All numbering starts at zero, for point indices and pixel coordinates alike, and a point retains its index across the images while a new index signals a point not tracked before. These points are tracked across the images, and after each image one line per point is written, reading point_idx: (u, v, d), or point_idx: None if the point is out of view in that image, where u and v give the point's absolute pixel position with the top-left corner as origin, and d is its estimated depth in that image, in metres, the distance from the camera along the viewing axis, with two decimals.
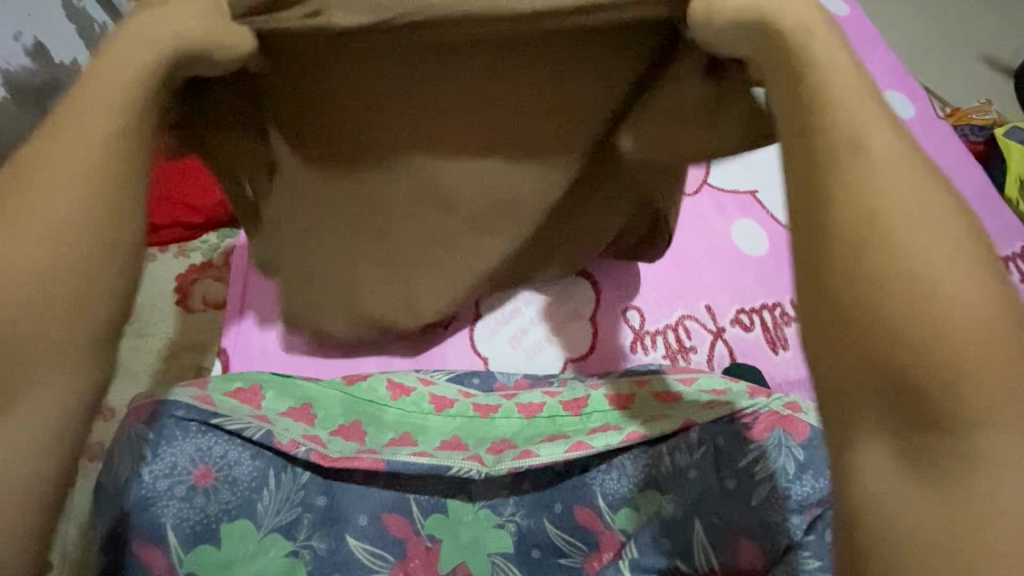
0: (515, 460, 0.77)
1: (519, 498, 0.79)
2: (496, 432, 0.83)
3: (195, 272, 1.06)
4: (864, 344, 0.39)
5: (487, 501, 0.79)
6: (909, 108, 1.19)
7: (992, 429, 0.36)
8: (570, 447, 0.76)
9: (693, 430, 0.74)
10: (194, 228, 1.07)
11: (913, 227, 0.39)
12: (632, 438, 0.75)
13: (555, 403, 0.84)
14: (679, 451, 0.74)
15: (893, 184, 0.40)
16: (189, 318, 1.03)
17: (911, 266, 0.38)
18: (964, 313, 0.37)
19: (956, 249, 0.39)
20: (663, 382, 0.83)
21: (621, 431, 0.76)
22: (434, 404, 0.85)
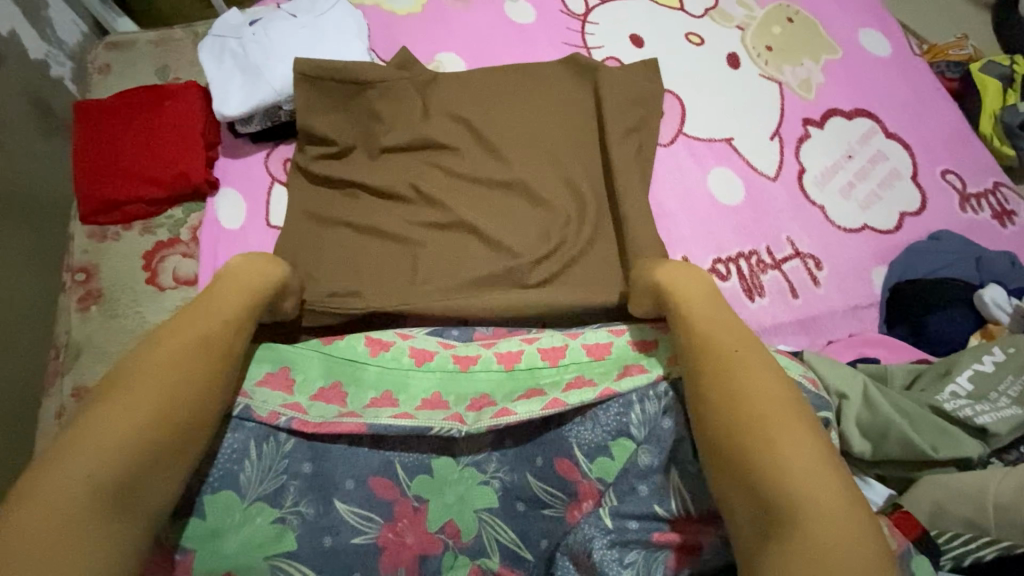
0: (493, 417, 0.78)
1: (502, 454, 0.80)
2: (475, 386, 0.83)
3: (163, 248, 1.03)
4: (752, 511, 0.55)
5: (471, 460, 0.80)
6: (884, 47, 1.17)
7: (824, 512, 0.52)
8: (546, 405, 0.77)
9: (660, 381, 0.78)
10: (158, 203, 1.04)
11: (773, 441, 0.56)
12: (605, 395, 0.77)
13: (533, 352, 0.84)
14: (650, 401, 0.77)
15: (758, 429, 0.57)
16: (161, 296, 1.00)
17: (768, 450, 0.56)
18: (793, 451, 0.55)
19: (798, 441, 0.56)
20: (639, 331, 0.84)
21: (595, 388, 0.78)
22: (414, 358, 0.85)
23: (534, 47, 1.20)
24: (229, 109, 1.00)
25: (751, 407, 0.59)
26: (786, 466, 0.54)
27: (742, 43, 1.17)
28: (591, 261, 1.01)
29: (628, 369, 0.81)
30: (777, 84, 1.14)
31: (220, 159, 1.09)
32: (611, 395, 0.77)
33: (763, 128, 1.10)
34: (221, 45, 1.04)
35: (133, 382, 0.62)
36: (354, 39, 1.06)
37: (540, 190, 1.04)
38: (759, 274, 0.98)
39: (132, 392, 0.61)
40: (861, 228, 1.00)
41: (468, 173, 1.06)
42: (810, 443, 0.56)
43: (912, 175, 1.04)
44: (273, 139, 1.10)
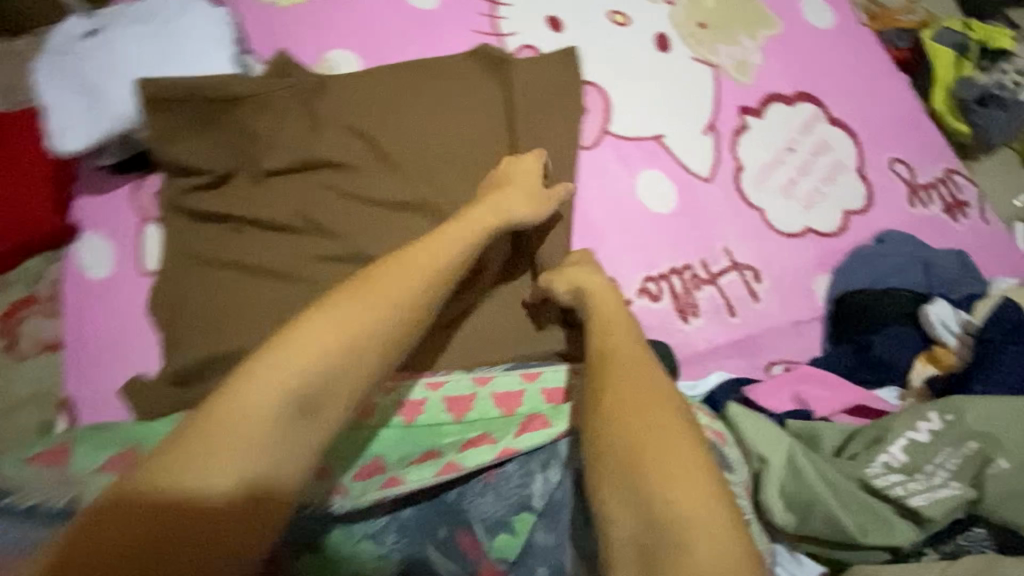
0: (381, 488, 0.67)
1: (400, 523, 0.68)
2: (368, 446, 0.71)
3: (22, 308, 0.91)
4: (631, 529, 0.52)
5: (366, 534, 0.68)
6: (828, 17, 1.05)
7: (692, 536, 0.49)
8: (440, 470, 0.67)
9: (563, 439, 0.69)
10: (10, 257, 0.91)
11: (651, 458, 0.54)
12: (505, 454, 0.68)
13: (438, 400, 0.73)
14: (551, 467, 0.69)
15: (639, 445, 0.56)
16: (22, 366, 0.88)
17: (645, 468, 0.54)
18: (669, 467, 0.53)
19: (679, 456, 0.54)
20: (552, 377, 0.74)
21: (494, 445, 0.68)
22: None
23: (439, 38, 1.05)
24: (69, 141, 0.86)
25: (636, 421, 0.58)
26: (681, 530, 0.50)
27: (671, 21, 1.04)
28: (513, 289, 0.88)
29: (530, 421, 0.70)
30: (710, 67, 1.01)
31: (78, 198, 0.94)
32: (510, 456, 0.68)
33: (695, 120, 0.99)
34: (57, 64, 0.89)
35: (239, 401, 0.56)
36: (214, 48, 0.91)
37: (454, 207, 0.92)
38: (693, 292, 0.89)
39: (181, 478, 0.52)
40: (803, 232, 0.91)
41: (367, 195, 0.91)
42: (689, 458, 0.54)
43: (858, 167, 0.94)
44: (137, 169, 0.95)
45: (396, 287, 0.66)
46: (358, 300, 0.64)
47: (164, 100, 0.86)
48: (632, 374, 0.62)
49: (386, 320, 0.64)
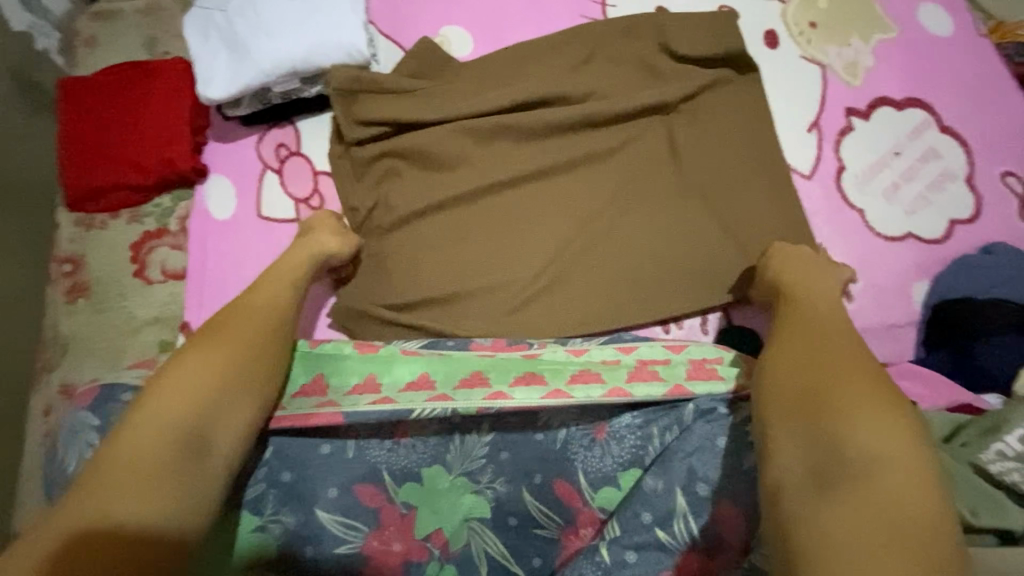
0: (484, 400, 0.68)
1: (498, 464, 0.72)
2: (467, 364, 0.72)
3: (151, 239, 0.99)
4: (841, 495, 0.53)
5: (464, 469, 0.72)
6: (946, 25, 1.03)
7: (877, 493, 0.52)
8: (546, 394, 0.68)
9: (690, 403, 0.68)
10: (144, 190, 0.99)
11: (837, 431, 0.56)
12: (614, 395, 0.67)
13: (532, 364, 0.74)
14: (671, 431, 0.69)
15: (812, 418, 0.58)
16: (149, 291, 0.96)
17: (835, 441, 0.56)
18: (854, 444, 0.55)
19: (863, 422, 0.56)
20: (651, 348, 0.73)
21: (604, 384, 0.68)
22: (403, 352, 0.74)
23: (548, 20, 1.09)
24: (214, 90, 0.93)
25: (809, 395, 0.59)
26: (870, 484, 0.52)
27: (782, 17, 1.04)
28: (613, 245, 0.93)
29: (639, 368, 0.70)
30: (818, 67, 1.01)
31: (209, 144, 1.02)
32: (622, 396, 0.67)
33: (800, 118, 0.99)
34: (207, 19, 0.96)
35: (157, 402, 0.61)
36: (347, 12, 0.95)
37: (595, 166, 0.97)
38: None
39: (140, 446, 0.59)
40: (905, 237, 0.91)
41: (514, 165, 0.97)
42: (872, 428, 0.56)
43: (968, 177, 0.93)
44: (265, 122, 1.02)
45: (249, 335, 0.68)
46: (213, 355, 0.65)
47: (306, 64, 0.93)
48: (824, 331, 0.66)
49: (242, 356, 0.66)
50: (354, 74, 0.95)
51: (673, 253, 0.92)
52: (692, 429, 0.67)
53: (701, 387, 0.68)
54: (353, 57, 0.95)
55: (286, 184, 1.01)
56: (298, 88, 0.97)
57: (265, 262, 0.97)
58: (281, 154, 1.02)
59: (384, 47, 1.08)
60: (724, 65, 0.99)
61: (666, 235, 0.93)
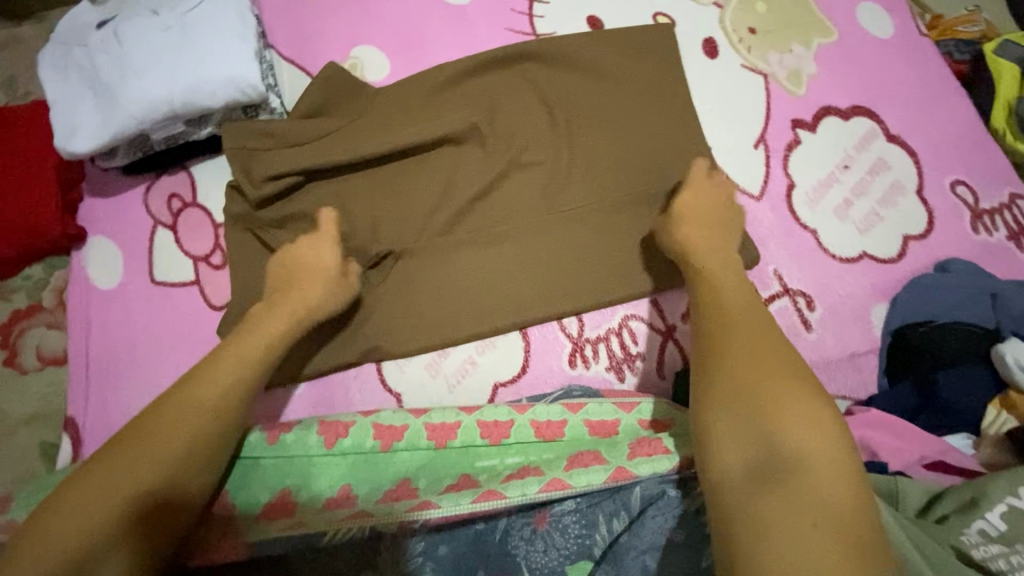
0: (410, 512, 0.63)
1: (436, 563, 0.64)
2: (395, 468, 0.68)
3: (23, 318, 0.85)
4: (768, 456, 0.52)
5: (399, 574, 0.64)
6: (887, 26, 0.98)
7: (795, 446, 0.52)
8: (478, 498, 0.63)
9: (636, 490, 0.64)
10: (10, 263, 0.85)
11: (771, 390, 0.55)
12: (553, 488, 0.63)
13: (472, 430, 0.70)
14: (619, 519, 0.63)
15: (740, 367, 0.58)
16: (23, 382, 0.83)
17: (765, 394, 0.55)
18: (793, 408, 0.54)
19: (789, 374, 0.57)
20: (599, 407, 0.71)
21: (541, 478, 0.64)
22: (324, 437, 0.69)
23: (471, 38, 0.98)
24: (77, 142, 0.79)
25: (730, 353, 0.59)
26: (796, 444, 0.52)
27: (721, 25, 0.97)
28: (557, 288, 0.85)
29: (577, 456, 0.66)
30: (761, 76, 0.95)
31: (85, 200, 0.88)
32: (560, 489, 0.63)
33: (745, 134, 0.93)
34: (65, 55, 0.82)
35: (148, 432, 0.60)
36: (233, 40, 0.81)
37: (532, 198, 0.88)
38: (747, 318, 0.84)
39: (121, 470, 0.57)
40: (860, 257, 0.86)
41: (443, 205, 0.87)
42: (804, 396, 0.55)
43: (918, 189, 0.89)
44: (152, 170, 0.89)
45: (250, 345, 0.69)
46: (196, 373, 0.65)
47: (188, 107, 0.80)
48: (748, 324, 0.62)
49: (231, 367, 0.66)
50: (246, 125, 0.85)
51: (620, 292, 0.85)
52: (643, 521, 0.62)
53: (645, 468, 0.63)
54: (245, 93, 0.81)
55: (181, 242, 0.88)
56: (184, 132, 0.84)
57: (160, 339, 0.84)
58: (173, 207, 0.89)
59: (287, 75, 0.96)
60: (663, 81, 0.92)
61: (613, 269, 0.86)
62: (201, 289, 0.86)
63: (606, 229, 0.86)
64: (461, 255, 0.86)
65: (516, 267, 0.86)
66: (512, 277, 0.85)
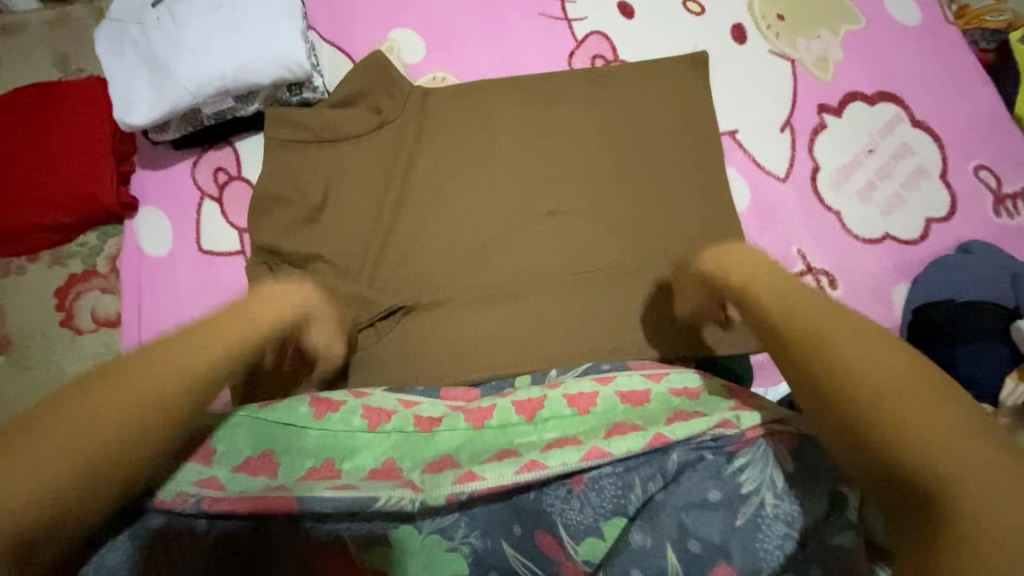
0: (455, 484, 0.65)
1: (471, 516, 0.67)
2: (436, 448, 0.72)
3: (78, 283, 0.90)
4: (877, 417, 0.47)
5: (434, 526, 0.67)
6: (913, 14, 1.00)
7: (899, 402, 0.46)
8: (520, 468, 0.65)
9: (672, 453, 0.65)
10: (67, 229, 0.89)
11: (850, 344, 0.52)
12: (593, 455, 0.65)
13: (506, 409, 0.74)
14: (655, 480, 0.65)
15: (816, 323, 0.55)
16: (79, 343, 0.88)
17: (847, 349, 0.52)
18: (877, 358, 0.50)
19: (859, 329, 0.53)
20: (628, 381, 0.76)
21: (580, 447, 0.66)
22: (366, 420, 0.74)
23: (505, 21, 1.01)
24: (133, 116, 0.83)
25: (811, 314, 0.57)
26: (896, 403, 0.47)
27: (750, 11, 1.00)
28: (585, 264, 0.88)
29: (617, 426, 0.70)
30: (788, 61, 0.97)
31: (138, 172, 0.92)
32: (600, 456, 0.65)
33: (771, 118, 0.95)
34: (121, 33, 0.86)
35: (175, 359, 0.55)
36: (281, 20, 0.85)
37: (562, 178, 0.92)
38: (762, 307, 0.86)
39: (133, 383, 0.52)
40: (881, 239, 0.88)
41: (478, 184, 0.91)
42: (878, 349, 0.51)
43: (943, 173, 0.91)
44: (199, 144, 0.93)
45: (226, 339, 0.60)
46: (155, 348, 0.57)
47: (238, 84, 0.84)
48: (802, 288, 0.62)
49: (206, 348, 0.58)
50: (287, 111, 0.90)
51: (646, 269, 0.88)
52: (679, 482, 0.65)
53: (681, 429, 0.66)
54: (291, 72, 0.85)
55: (226, 213, 0.92)
56: (231, 107, 0.88)
57: (208, 298, 0.88)
58: (219, 180, 0.93)
59: (327, 55, 0.99)
60: (692, 65, 0.95)
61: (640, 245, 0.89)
62: (246, 258, 0.90)
63: (634, 206, 0.90)
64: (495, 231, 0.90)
65: (548, 243, 0.89)
66: (543, 253, 0.89)
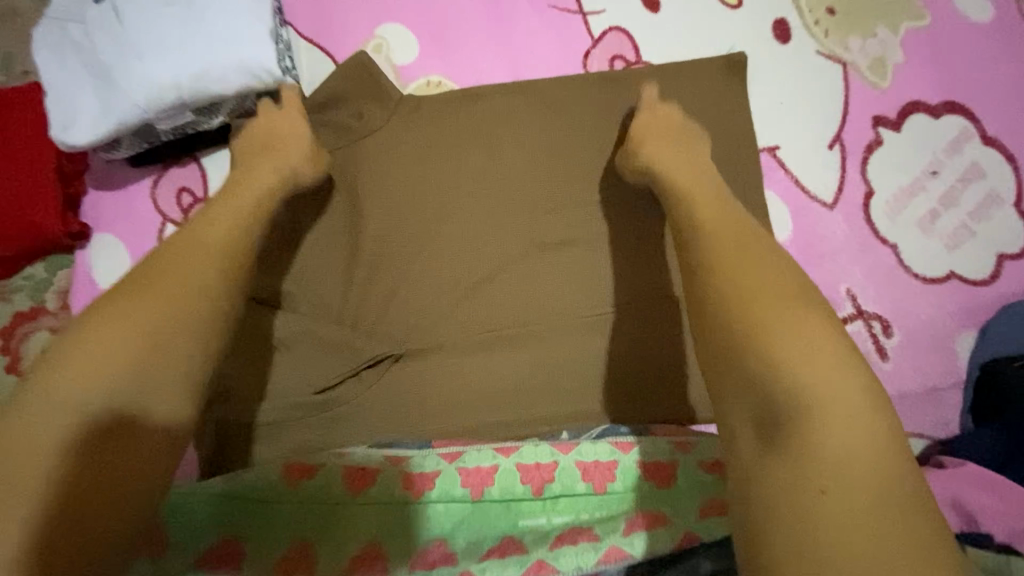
0: None
1: None
2: (429, 526, 0.61)
3: (24, 321, 0.78)
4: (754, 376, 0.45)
5: None
6: (985, 7, 0.86)
7: (792, 361, 0.44)
8: (527, 572, 0.58)
9: (700, 556, 0.60)
10: (10, 261, 0.78)
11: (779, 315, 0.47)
12: (609, 558, 0.58)
13: (511, 481, 0.63)
14: None
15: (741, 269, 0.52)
16: None
17: (757, 302, 0.49)
18: (780, 316, 0.47)
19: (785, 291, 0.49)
20: (652, 450, 0.65)
21: (596, 547, 0.59)
22: (347, 486, 0.62)
23: (510, 15, 0.88)
24: (78, 134, 0.71)
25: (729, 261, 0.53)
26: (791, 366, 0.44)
27: (795, 4, 0.85)
28: (602, 302, 0.76)
29: (641, 518, 0.61)
30: (839, 64, 0.84)
31: (91, 193, 0.81)
32: (618, 559, 0.58)
33: (819, 132, 0.82)
34: (61, 33, 0.73)
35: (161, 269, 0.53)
36: (247, 18, 0.72)
37: (578, 201, 0.79)
38: None
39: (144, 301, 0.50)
40: (947, 278, 0.76)
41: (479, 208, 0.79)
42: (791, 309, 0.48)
43: (1017, 201, 0.79)
44: (161, 162, 0.81)
45: (164, 301, 0.50)
46: (90, 333, 0.47)
47: (197, 95, 0.71)
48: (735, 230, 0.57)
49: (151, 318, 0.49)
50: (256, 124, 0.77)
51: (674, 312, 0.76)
52: None
53: (714, 529, 0.59)
54: (259, 79, 0.73)
55: None
56: (194, 121, 0.75)
57: None
58: (184, 203, 0.81)
59: (305, 56, 0.86)
60: (729, 69, 0.81)
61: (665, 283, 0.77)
62: None
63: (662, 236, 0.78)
64: (500, 263, 0.77)
65: (560, 278, 0.77)
66: (555, 289, 0.77)
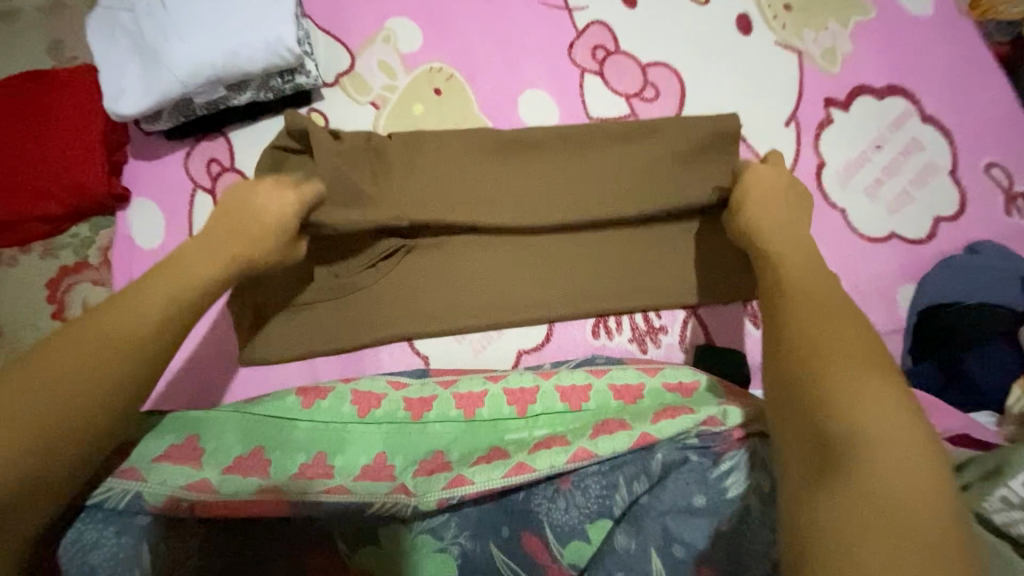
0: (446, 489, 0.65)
1: (462, 518, 0.67)
2: (428, 441, 0.71)
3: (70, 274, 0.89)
4: (798, 393, 0.50)
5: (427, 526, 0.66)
6: (926, 4, 0.97)
7: (827, 375, 0.50)
8: (510, 471, 0.66)
9: (658, 452, 0.66)
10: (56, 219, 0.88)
11: (813, 324, 0.54)
12: (579, 458, 0.66)
13: (498, 400, 0.73)
14: (641, 482, 0.65)
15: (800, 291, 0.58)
16: None
17: (798, 324, 0.55)
18: (818, 330, 0.53)
19: (834, 316, 0.55)
20: (622, 375, 0.74)
21: (567, 449, 0.66)
22: (356, 407, 0.73)
23: (504, 10, 0.98)
24: (126, 105, 0.82)
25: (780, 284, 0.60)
26: (840, 393, 0.48)
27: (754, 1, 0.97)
28: (584, 262, 0.83)
29: (604, 423, 0.69)
30: (795, 54, 0.94)
31: (130, 162, 0.92)
32: (585, 459, 0.65)
33: (776, 113, 0.92)
34: (112, 20, 0.84)
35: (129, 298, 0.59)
36: (271, 7, 0.83)
37: None
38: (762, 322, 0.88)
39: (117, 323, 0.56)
40: (888, 238, 0.86)
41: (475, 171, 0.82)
42: (840, 330, 0.53)
43: (952, 171, 0.89)
44: (194, 135, 0.92)
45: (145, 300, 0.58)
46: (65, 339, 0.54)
47: (229, 73, 0.82)
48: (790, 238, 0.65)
49: (156, 301, 0.59)
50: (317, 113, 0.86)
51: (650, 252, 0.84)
52: (665, 485, 0.64)
53: (668, 429, 0.66)
54: (281, 58, 0.83)
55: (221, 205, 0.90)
56: (224, 96, 0.86)
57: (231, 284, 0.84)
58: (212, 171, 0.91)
59: (322, 44, 0.96)
60: None
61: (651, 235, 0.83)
62: None
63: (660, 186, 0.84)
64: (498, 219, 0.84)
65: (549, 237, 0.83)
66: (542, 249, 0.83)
